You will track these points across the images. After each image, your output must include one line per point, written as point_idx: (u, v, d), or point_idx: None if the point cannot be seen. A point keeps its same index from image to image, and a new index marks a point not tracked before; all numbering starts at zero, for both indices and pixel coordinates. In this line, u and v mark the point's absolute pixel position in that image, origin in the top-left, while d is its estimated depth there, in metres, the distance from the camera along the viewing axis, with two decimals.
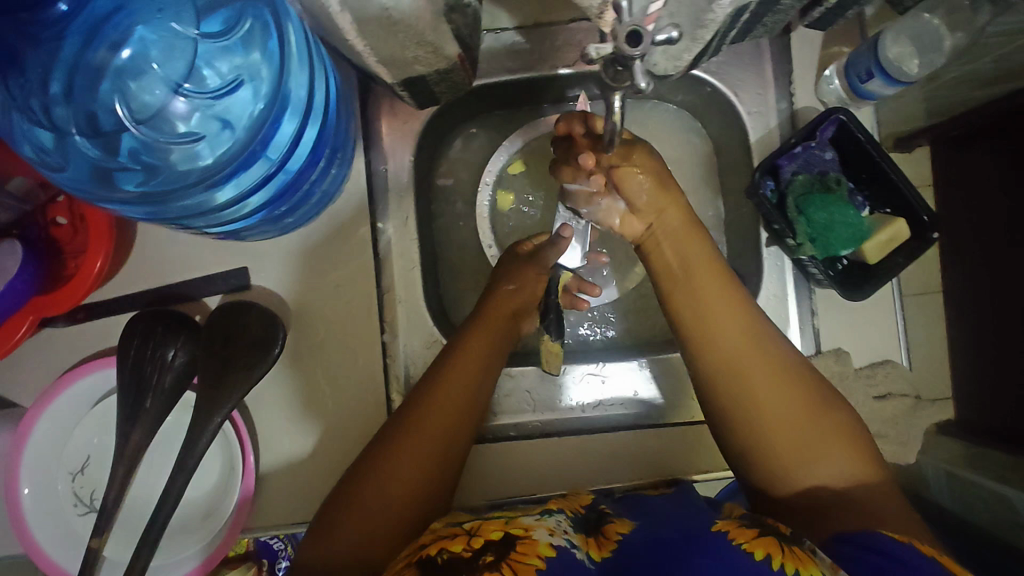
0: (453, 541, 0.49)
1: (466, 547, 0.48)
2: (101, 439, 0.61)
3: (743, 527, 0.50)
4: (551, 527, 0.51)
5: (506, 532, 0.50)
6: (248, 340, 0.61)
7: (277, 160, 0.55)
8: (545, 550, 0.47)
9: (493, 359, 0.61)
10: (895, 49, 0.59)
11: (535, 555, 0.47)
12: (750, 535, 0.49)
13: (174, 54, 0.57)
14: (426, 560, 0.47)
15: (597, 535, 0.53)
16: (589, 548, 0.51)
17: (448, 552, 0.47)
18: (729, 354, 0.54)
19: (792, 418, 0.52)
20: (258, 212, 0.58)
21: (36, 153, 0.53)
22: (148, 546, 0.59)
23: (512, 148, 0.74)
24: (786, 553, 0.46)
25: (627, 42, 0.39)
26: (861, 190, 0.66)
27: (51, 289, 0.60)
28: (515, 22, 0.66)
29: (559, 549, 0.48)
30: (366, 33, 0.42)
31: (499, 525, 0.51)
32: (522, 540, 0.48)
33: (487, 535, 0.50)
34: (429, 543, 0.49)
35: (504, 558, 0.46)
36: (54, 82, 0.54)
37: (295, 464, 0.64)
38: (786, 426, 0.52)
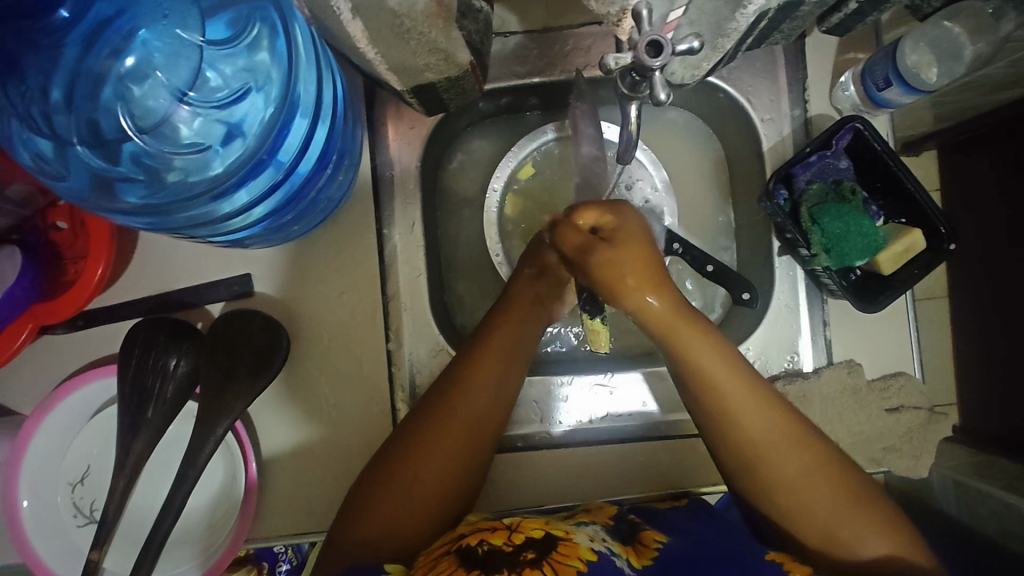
0: (493, 534, 0.50)
1: (507, 542, 0.49)
2: (102, 449, 0.60)
3: (798, 562, 0.50)
4: (591, 534, 0.52)
5: (548, 532, 0.51)
6: (251, 351, 0.59)
7: (286, 165, 0.55)
8: (586, 554, 0.48)
9: (505, 384, 0.57)
10: (913, 57, 0.58)
11: (577, 556, 0.48)
12: (807, 570, 0.49)
13: (179, 61, 0.55)
14: (467, 550, 0.48)
15: (636, 541, 0.53)
16: (630, 555, 0.51)
17: (488, 543, 0.49)
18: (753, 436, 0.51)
19: (801, 475, 0.50)
20: (263, 221, 0.58)
21: (34, 160, 0.52)
22: (149, 558, 0.58)
23: (520, 152, 0.72)
24: None
25: (647, 52, 0.38)
26: (875, 199, 0.65)
27: (51, 296, 0.59)
28: (525, 27, 0.65)
29: (600, 554, 0.49)
30: (378, 40, 0.40)
31: (538, 525, 0.52)
32: (563, 541, 0.50)
33: (527, 532, 0.51)
34: (468, 534, 0.51)
35: (546, 558, 0.47)
36: (54, 90, 0.53)
37: (298, 474, 0.63)
38: (794, 488, 0.50)
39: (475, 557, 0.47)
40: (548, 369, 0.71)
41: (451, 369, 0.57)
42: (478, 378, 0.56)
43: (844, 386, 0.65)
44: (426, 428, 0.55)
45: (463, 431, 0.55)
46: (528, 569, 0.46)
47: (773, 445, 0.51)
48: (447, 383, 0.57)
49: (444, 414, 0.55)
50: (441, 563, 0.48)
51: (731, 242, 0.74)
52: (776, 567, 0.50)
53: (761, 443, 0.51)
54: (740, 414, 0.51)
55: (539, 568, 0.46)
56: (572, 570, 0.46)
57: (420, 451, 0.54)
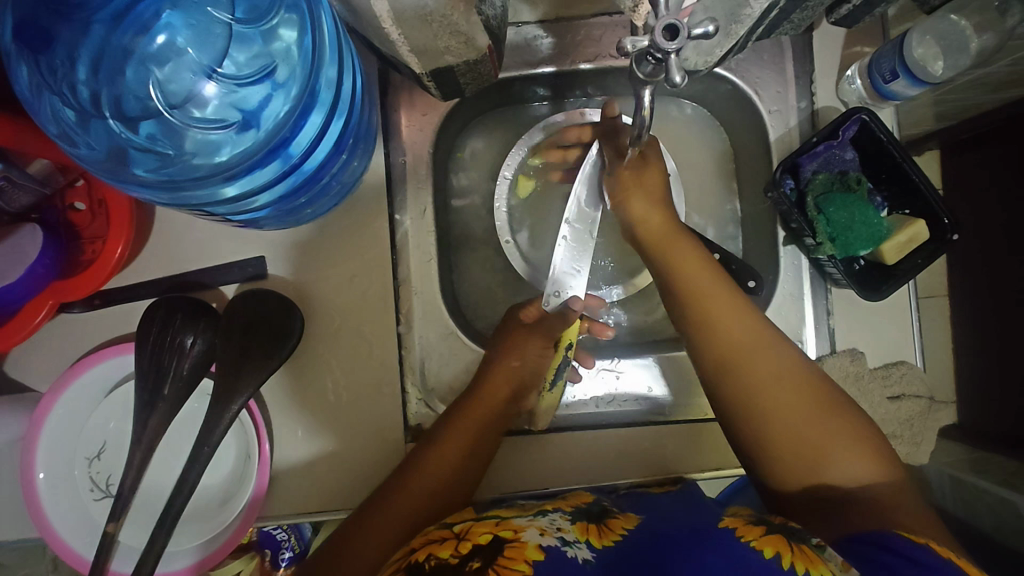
0: (441, 546, 0.49)
1: (454, 553, 0.48)
2: (119, 425, 0.61)
3: (750, 526, 0.51)
4: (542, 528, 0.52)
5: (495, 535, 0.50)
6: (269, 329, 0.61)
7: (297, 158, 0.56)
8: (533, 553, 0.48)
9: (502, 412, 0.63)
10: (920, 50, 0.59)
11: (523, 559, 0.47)
12: (759, 534, 0.49)
13: (207, 40, 0.57)
14: (414, 566, 0.48)
15: (600, 524, 0.53)
16: (590, 535, 0.51)
17: (435, 558, 0.48)
18: (753, 372, 0.55)
19: (793, 443, 0.53)
20: (268, 207, 0.59)
21: (54, 122, 0.52)
22: (164, 534, 0.58)
23: (531, 141, 0.72)
24: (795, 552, 0.47)
25: (663, 35, 0.39)
26: (881, 190, 0.66)
27: (70, 273, 0.60)
28: (537, 16, 0.66)
29: (549, 549, 0.49)
30: (403, 22, 0.42)
31: (489, 527, 0.52)
32: (511, 543, 0.49)
33: (476, 538, 0.50)
34: (419, 548, 0.50)
35: (491, 565, 0.47)
36: (81, 62, 0.55)
37: (309, 450, 0.64)
38: (794, 452, 0.53)
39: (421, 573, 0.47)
40: None
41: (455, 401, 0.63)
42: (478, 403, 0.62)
43: (846, 373, 0.66)
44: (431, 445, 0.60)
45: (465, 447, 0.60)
46: None
47: (775, 405, 0.54)
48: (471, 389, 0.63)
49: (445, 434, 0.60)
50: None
51: (737, 231, 0.75)
52: (729, 533, 0.50)
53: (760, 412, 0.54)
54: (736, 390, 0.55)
55: None
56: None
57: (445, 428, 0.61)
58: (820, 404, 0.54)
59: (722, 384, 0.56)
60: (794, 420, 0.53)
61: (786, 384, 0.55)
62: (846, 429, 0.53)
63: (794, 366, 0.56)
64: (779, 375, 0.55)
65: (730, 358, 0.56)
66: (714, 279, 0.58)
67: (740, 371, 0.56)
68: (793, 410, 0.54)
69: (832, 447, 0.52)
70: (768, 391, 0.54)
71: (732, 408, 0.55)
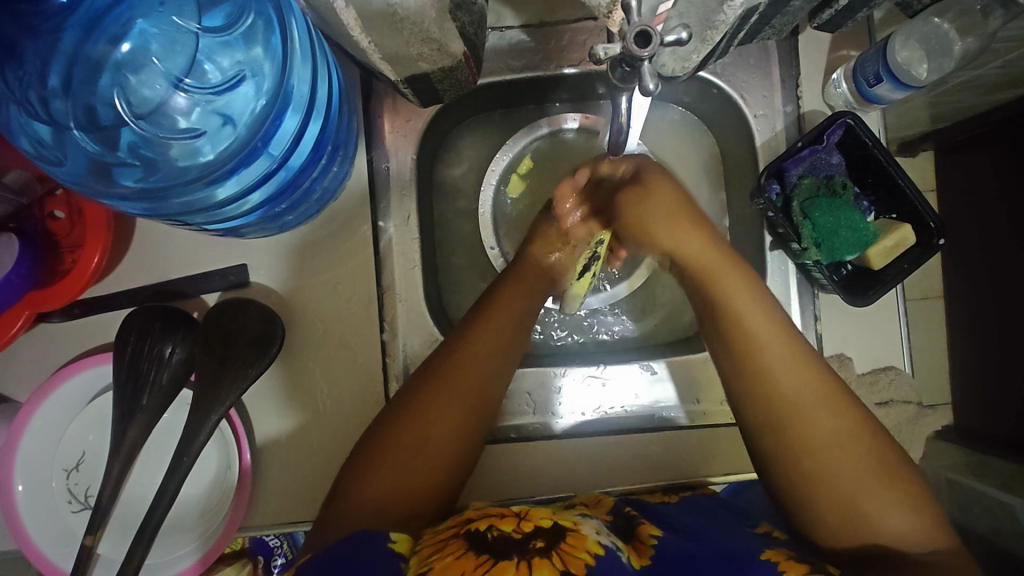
0: (503, 520, 0.49)
1: (516, 529, 0.48)
2: (96, 437, 0.61)
3: (794, 561, 0.48)
4: (596, 527, 0.52)
5: (556, 522, 0.50)
6: (244, 339, 0.60)
7: (279, 156, 0.56)
8: (594, 548, 0.48)
9: (477, 418, 0.57)
10: (904, 53, 0.58)
11: (585, 551, 0.47)
12: (802, 570, 0.47)
13: (175, 49, 0.57)
14: (475, 534, 0.47)
15: (631, 542, 0.53)
16: (630, 554, 0.51)
17: (498, 529, 0.48)
18: (771, 330, 0.53)
19: (828, 459, 0.50)
20: (258, 209, 0.58)
21: (33, 145, 0.53)
22: (143, 546, 0.58)
23: (517, 145, 0.73)
24: None
25: (636, 42, 0.38)
26: (867, 195, 0.66)
27: (47, 283, 0.60)
28: (521, 20, 0.65)
29: (606, 548, 0.49)
30: (371, 29, 0.42)
31: (547, 513, 0.51)
32: (572, 532, 0.48)
33: (537, 521, 0.49)
34: (477, 518, 0.50)
35: (555, 547, 0.46)
36: (52, 76, 0.54)
37: (293, 458, 0.63)
38: (829, 447, 0.50)
39: (485, 542, 0.46)
40: (542, 360, 0.71)
41: (407, 400, 0.56)
42: (441, 403, 0.56)
43: None
44: (388, 448, 0.54)
45: (425, 454, 0.54)
46: (538, 558, 0.45)
47: (811, 407, 0.51)
48: (460, 344, 0.58)
49: (419, 414, 0.55)
50: (451, 546, 0.47)
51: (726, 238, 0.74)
52: (770, 567, 0.48)
53: (789, 412, 0.51)
54: (775, 403, 0.52)
55: (547, 557, 0.45)
56: (580, 564, 0.45)
57: (439, 399, 0.56)
58: (863, 431, 0.51)
59: (762, 393, 0.53)
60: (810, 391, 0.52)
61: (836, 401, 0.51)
62: (885, 461, 0.50)
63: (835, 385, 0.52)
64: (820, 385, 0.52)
65: (773, 367, 0.52)
66: (755, 284, 0.56)
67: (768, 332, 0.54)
68: (806, 377, 0.52)
69: (864, 470, 0.49)
70: (813, 403, 0.51)
71: (758, 364, 0.53)
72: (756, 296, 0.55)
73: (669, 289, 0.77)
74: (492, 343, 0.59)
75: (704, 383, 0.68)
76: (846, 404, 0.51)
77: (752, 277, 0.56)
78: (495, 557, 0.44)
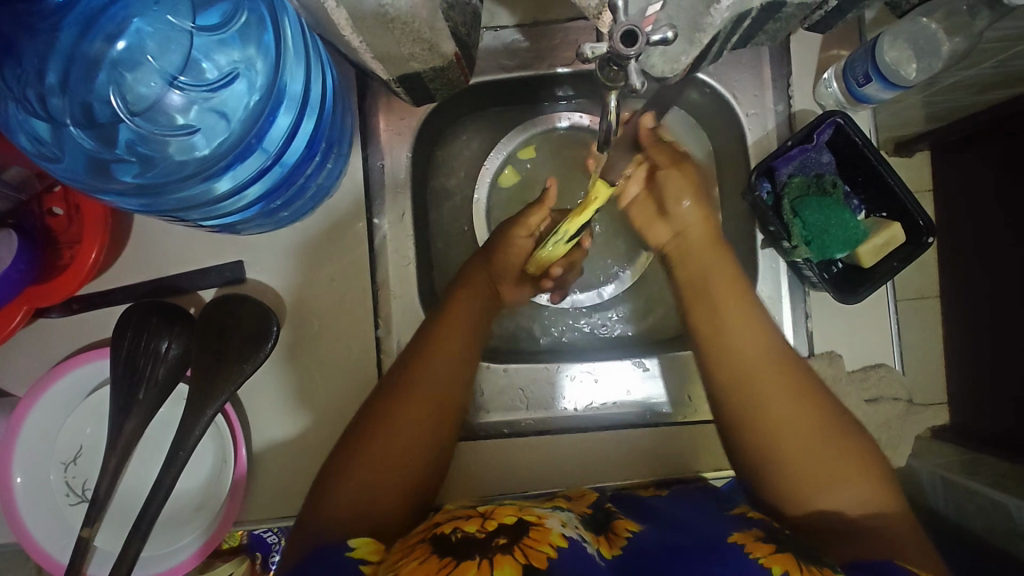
0: (467, 522, 0.50)
1: (480, 529, 0.49)
2: (94, 430, 0.61)
3: (760, 541, 0.49)
4: (563, 521, 0.52)
5: (520, 517, 0.50)
6: (242, 334, 0.61)
7: (273, 153, 0.56)
8: (557, 540, 0.48)
9: (451, 405, 0.57)
10: (892, 53, 0.59)
11: (548, 543, 0.47)
12: (767, 551, 0.47)
13: (170, 47, 0.58)
14: (440, 537, 0.48)
15: (607, 532, 0.54)
16: (600, 544, 0.51)
17: (461, 531, 0.48)
18: (734, 338, 0.55)
19: (792, 459, 0.51)
20: (255, 204, 0.59)
21: (31, 143, 0.54)
22: (140, 537, 0.58)
23: (510, 144, 0.75)
24: (804, 570, 0.45)
25: (622, 42, 0.39)
26: (857, 193, 0.66)
27: (46, 278, 0.60)
28: (515, 20, 0.66)
29: (571, 540, 0.49)
30: (362, 29, 0.42)
31: (512, 510, 0.52)
32: (535, 526, 0.49)
33: (500, 518, 0.50)
34: (444, 522, 0.50)
35: (518, 542, 0.47)
36: (50, 73, 0.55)
37: (286, 452, 0.64)
38: (789, 451, 0.52)
39: (449, 543, 0.47)
40: (536, 357, 0.72)
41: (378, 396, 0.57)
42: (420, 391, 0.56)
43: (824, 376, 0.66)
44: (361, 440, 0.55)
45: (403, 446, 0.55)
46: (499, 554, 0.45)
47: (779, 412, 0.52)
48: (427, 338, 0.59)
49: (395, 412, 0.55)
50: (415, 551, 0.47)
51: None
52: (738, 549, 0.48)
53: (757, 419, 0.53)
54: (743, 414, 0.53)
55: (509, 553, 0.45)
56: (542, 557, 0.45)
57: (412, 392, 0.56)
58: (829, 422, 0.52)
59: (730, 398, 0.54)
60: (778, 397, 0.52)
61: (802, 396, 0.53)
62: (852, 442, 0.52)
63: (807, 384, 0.53)
64: (783, 378, 0.53)
65: (731, 370, 0.54)
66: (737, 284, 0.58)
67: (731, 347, 0.55)
68: (777, 381, 0.53)
69: (828, 457, 0.51)
70: (776, 404, 0.52)
71: (720, 378, 0.55)
72: (728, 302, 0.56)
73: (663, 288, 0.77)
74: (463, 333, 0.60)
75: (692, 379, 0.69)
76: (806, 396, 0.53)
77: (732, 290, 0.56)
78: (457, 559, 0.45)
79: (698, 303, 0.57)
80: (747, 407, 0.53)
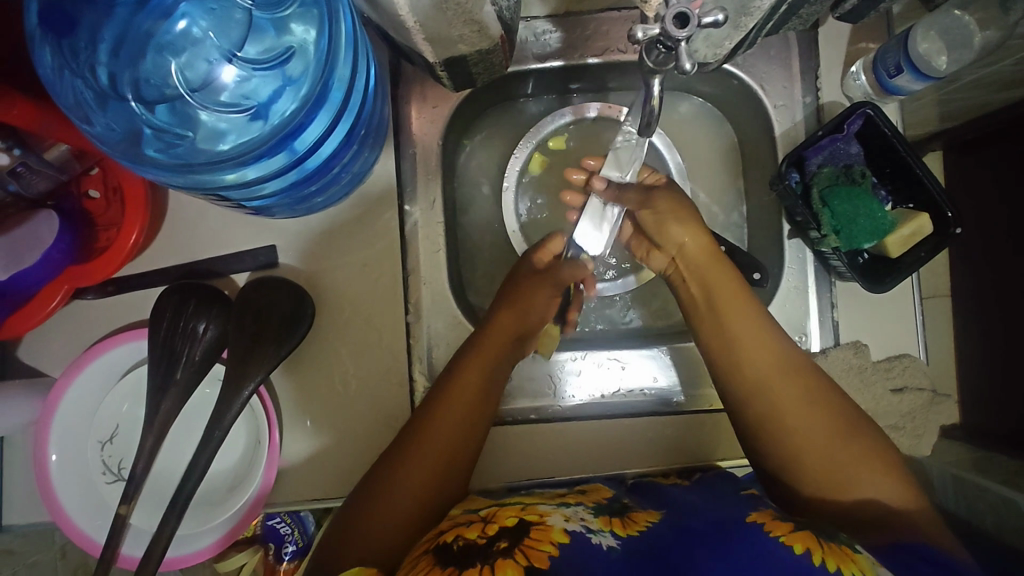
0: (469, 529, 0.50)
1: (481, 535, 0.48)
2: (132, 409, 0.62)
3: (779, 521, 0.50)
4: (565, 515, 0.51)
5: (522, 519, 0.50)
6: (276, 317, 0.61)
7: (299, 154, 0.57)
8: (559, 536, 0.47)
9: (478, 420, 0.60)
10: (925, 45, 0.60)
11: (549, 542, 0.47)
12: (787, 530, 0.48)
13: (231, 25, 0.59)
14: (443, 545, 0.48)
15: (623, 517, 0.53)
16: (615, 526, 0.51)
17: (463, 539, 0.48)
18: (737, 341, 0.57)
19: (808, 455, 0.53)
20: (275, 196, 0.60)
21: (76, 101, 0.54)
22: (175, 516, 0.59)
23: (538, 134, 0.74)
24: (826, 550, 0.46)
25: (673, 23, 0.40)
26: (884, 185, 0.67)
27: (87, 259, 0.61)
28: (547, 11, 0.66)
29: (574, 534, 0.48)
30: (418, 10, 0.43)
31: (515, 511, 0.52)
32: (537, 526, 0.48)
33: (502, 522, 0.50)
34: (447, 529, 0.50)
35: (519, 545, 0.47)
36: (104, 44, 0.57)
37: (317, 434, 0.65)
38: (805, 442, 0.53)
39: (449, 554, 0.47)
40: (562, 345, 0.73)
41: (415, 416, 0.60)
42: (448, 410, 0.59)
43: (849, 366, 0.66)
44: (393, 459, 0.57)
45: (434, 461, 0.57)
46: (500, 560, 0.45)
47: (790, 412, 0.54)
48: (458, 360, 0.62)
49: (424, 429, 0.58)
50: (420, 562, 0.47)
51: (742, 227, 0.76)
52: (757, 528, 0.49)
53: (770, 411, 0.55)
54: (761, 410, 0.55)
55: (510, 557, 0.45)
56: (544, 557, 0.45)
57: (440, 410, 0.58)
58: (841, 417, 0.54)
59: (740, 392, 0.57)
60: (786, 397, 0.55)
61: (808, 398, 0.54)
62: (857, 428, 0.54)
63: (815, 379, 0.55)
64: (789, 381, 0.55)
65: (747, 371, 0.56)
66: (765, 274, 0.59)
67: (735, 347, 0.57)
68: (784, 382, 0.55)
69: (843, 453, 0.52)
70: (784, 404, 0.54)
71: (736, 376, 0.57)
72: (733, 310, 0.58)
73: None
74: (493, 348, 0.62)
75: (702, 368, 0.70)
76: (816, 397, 0.54)
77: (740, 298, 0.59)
78: (458, 567, 0.45)
79: (704, 309, 0.60)
80: (754, 405, 0.55)
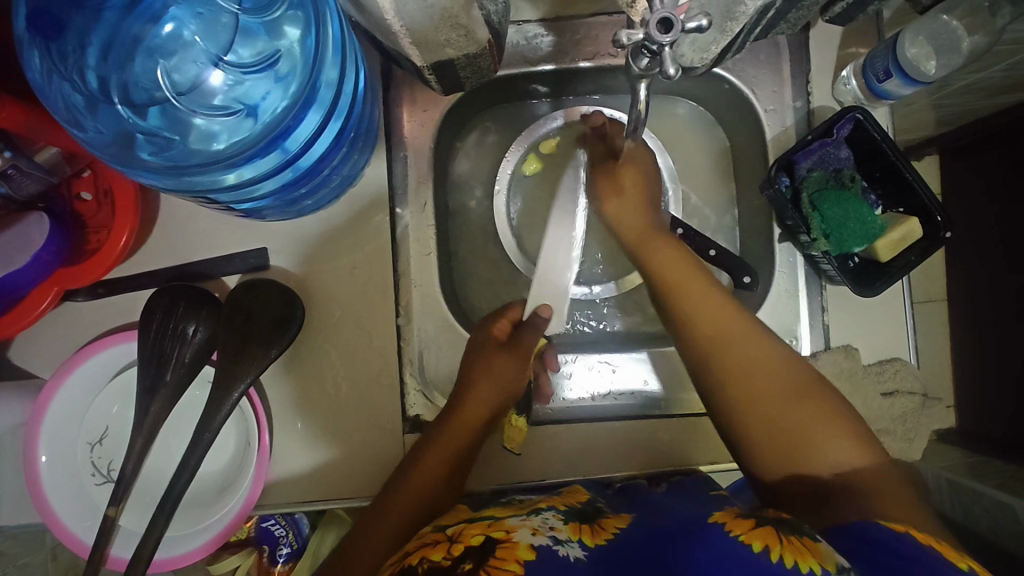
0: (434, 550, 0.48)
1: (446, 555, 0.47)
2: (122, 410, 0.63)
3: (740, 520, 0.48)
4: (534, 528, 0.49)
5: (487, 536, 0.48)
6: (266, 318, 0.62)
7: (292, 153, 0.57)
8: (524, 553, 0.45)
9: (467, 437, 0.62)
10: (913, 50, 0.60)
11: (514, 559, 0.45)
12: (747, 527, 0.47)
13: (217, 29, 0.59)
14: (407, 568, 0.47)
15: (592, 524, 0.52)
16: (583, 534, 0.50)
17: (427, 561, 0.47)
18: (707, 315, 0.56)
19: (778, 430, 0.52)
20: (269, 197, 0.60)
21: (67, 108, 0.54)
22: (164, 517, 0.59)
23: (531, 136, 0.75)
24: (786, 545, 0.44)
25: (657, 28, 0.40)
26: (874, 189, 0.67)
27: (77, 260, 0.61)
28: (538, 15, 0.66)
29: (541, 549, 0.47)
30: (405, 12, 0.43)
31: (481, 529, 0.50)
32: (501, 544, 0.46)
33: (467, 540, 0.48)
34: (413, 552, 0.49)
35: (482, 565, 0.45)
36: (92, 48, 0.57)
37: (307, 436, 0.65)
38: (773, 421, 0.52)
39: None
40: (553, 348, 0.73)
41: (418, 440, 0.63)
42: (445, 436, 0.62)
43: (840, 369, 0.66)
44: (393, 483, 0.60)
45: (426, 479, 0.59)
46: None
47: (758, 385, 0.53)
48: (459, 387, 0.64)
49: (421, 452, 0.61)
50: None
51: (734, 231, 0.76)
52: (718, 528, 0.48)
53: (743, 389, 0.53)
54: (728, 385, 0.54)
55: None
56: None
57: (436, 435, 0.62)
58: (809, 393, 0.53)
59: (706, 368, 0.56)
60: (756, 370, 0.54)
61: (772, 373, 0.54)
62: (839, 416, 0.52)
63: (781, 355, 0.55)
64: (757, 352, 0.55)
65: (709, 344, 0.56)
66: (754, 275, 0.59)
67: (702, 320, 0.56)
68: (753, 351, 0.54)
69: (817, 428, 0.52)
70: (752, 377, 0.54)
71: (701, 345, 0.56)
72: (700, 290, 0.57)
73: None
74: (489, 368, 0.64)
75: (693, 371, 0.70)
76: (782, 373, 0.54)
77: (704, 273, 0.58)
78: None
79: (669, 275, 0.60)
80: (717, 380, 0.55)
